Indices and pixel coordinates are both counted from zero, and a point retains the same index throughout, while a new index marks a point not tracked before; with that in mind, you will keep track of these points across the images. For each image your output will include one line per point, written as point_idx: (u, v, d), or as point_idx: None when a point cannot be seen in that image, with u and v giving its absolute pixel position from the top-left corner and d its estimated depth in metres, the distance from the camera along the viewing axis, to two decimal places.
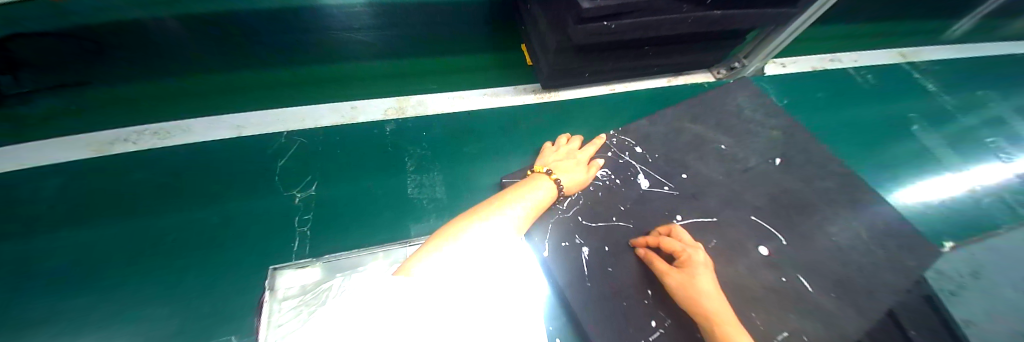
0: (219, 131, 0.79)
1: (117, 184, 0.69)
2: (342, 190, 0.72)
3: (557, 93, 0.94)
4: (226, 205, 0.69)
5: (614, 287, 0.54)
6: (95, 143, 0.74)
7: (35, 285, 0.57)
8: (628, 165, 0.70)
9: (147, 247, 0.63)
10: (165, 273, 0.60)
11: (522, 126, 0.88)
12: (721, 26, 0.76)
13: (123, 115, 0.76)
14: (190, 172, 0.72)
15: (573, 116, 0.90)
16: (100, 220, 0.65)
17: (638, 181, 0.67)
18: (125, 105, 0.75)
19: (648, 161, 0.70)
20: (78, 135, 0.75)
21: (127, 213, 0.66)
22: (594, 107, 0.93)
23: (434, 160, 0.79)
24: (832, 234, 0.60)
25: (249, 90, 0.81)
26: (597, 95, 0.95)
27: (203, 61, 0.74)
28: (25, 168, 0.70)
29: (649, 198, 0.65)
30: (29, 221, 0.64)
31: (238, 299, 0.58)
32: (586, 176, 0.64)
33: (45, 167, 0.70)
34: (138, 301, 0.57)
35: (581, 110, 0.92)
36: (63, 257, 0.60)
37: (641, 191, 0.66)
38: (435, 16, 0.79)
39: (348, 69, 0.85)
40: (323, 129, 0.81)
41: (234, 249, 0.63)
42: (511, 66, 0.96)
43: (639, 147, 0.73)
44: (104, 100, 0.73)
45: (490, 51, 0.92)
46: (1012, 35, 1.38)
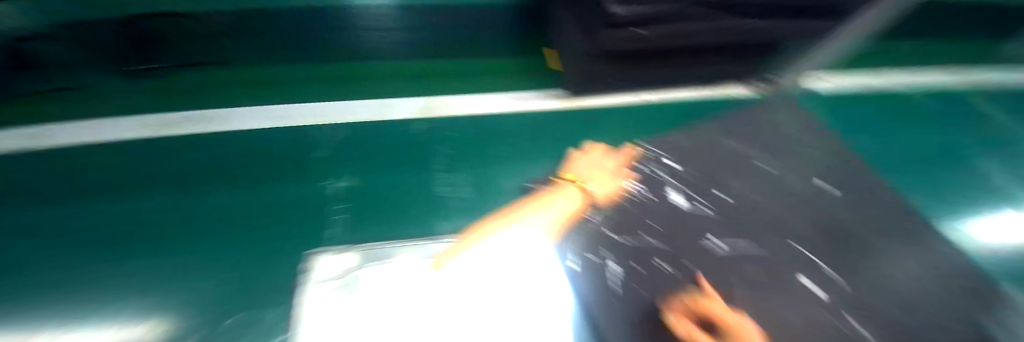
0: (258, 121, 0.80)
1: (162, 166, 0.71)
2: (373, 182, 0.73)
3: (585, 100, 0.91)
4: (264, 190, 0.70)
5: (633, 304, 0.47)
6: (142, 125, 0.76)
7: (79, 256, 0.58)
8: (660, 179, 0.67)
9: (189, 224, 0.63)
10: (202, 251, 0.60)
11: (549, 134, 0.85)
12: (756, 36, 0.75)
13: (174, 99, 0.80)
14: (232, 159, 0.73)
15: (601, 124, 0.88)
16: (145, 197, 0.67)
17: (672, 198, 0.63)
18: (179, 93, 0.81)
19: (681, 176, 0.67)
20: (129, 116, 0.78)
21: (173, 191, 0.68)
22: (622, 116, 0.91)
23: (464, 160, 0.78)
24: (911, 272, 0.51)
25: (292, 84, 0.85)
26: (623, 103, 0.93)
27: (265, 53, 0.84)
28: (75, 146, 0.72)
29: (681, 214, 0.60)
30: (80, 195, 0.66)
31: (275, 278, 0.57)
32: (616, 185, 0.67)
33: (84, 148, 0.72)
34: (173, 279, 0.56)
35: (609, 118, 0.90)
36: (107, 231, 0.62)
37: (674, 208, 0.61)
38: (456, 18, 0.85)
39: (380, 67, 0.90)
40: (357, 124, 0.82)
41: (270, 232, 0.63)
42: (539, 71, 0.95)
43: (669, 159, 0.71)
44: (170, 88, 0.81)
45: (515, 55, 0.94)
46: None
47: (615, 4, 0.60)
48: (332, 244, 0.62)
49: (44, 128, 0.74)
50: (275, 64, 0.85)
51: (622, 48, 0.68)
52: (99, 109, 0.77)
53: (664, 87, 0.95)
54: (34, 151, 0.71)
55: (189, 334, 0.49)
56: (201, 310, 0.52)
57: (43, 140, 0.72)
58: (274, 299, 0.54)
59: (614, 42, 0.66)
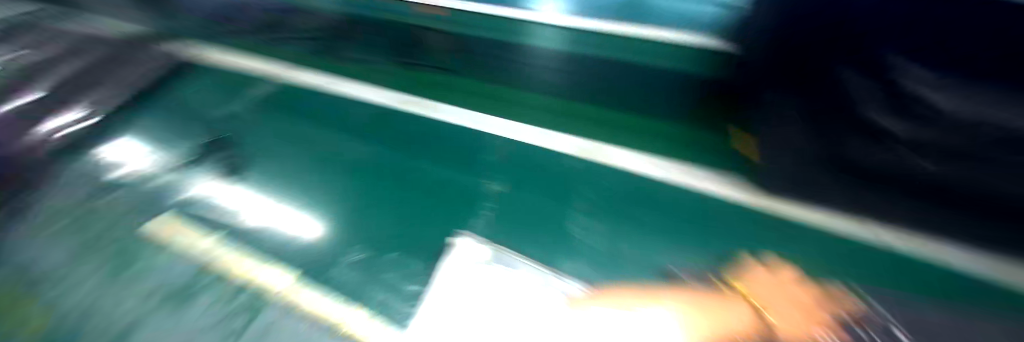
0: (453, 118, 0.98)
1: (388, 128, 0.98)
2: (521, 197, 0.80)
3: (774, 204, 0.74)
4: (444, 170, 0.87)
5: None
6: (387, 97, 1.07)
7: (338, 171, 0.89)
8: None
9: (393, 175, 0.87)
10: (395, 199, 0.82)
11: (710, 219, 0.74)
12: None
13: (414, 85, 1.10)
14: (430, 139, 0.94)
15: (782, 231, 0.70)
16: (377, 146, 0.94)
17: None
18: (419, 81, 1.10)
19: None
20: (383, 89, 1.10)
21: (392, 148, 0.93)
22: (821, 236, 0.69)
23: (606, 209, 0.77)
24: None
25: (490, 94, 1.03)
26: (832, 227, 0.69)
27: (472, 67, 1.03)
28: (349, 98, 1.07)
29: None
30: (346, 130, 0.98)
31: (428, 240, 0.73)
32: (808, 324, 0.54)
33: (356, 102, 1.06)
34: (375, 214, 0.79)
35: (799, 232, 0.70)
36: (355, 159, 0.91)
37: None
38: (630, 74, 0.87)
39: (560, 102, 0.99)
40: (524, 143, 0.90)
41: (436, 204, 0.80)
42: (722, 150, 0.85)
43: (903, 328, 0.54)
44: (415, 77, 1.10)
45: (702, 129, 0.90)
46: None
47: (888, 115, 0.48)
48: (476, 233, 0.73)
49: (343, 82, 1.13)
50: (480, 79, 1.05)
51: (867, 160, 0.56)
52: (378, 77, 1.13)
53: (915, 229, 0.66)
54: (336, 94, 1.09)
55: (358, 254, 0.72)
56: (379, 243, 0.74)
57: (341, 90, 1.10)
58: (421, 254, 0.71)
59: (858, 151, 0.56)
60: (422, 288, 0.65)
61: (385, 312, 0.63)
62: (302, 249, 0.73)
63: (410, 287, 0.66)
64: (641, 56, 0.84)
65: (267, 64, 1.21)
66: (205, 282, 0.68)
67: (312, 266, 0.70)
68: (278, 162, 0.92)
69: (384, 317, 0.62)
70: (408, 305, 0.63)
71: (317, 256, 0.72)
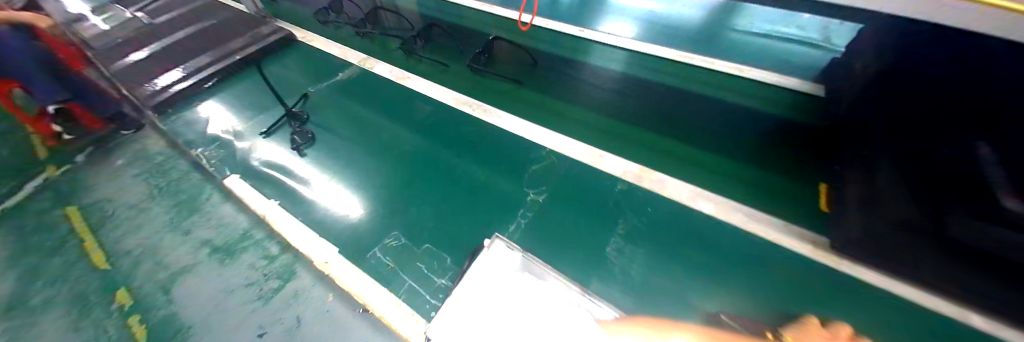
0: (509, 126, 1.03)
1: (443, 126, 1.05)
2: (559, 212, 0.81)
3: (839, 261, 0.68)
4: (488, 173, 0.91)
5: None
6: (453, 96, 1.14)
7: (392, 157, 0.97)
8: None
9: (438, 170, 0.92)
10: (438, 192, 0.87)
11: (763, 267, 0.69)
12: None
13: (477, 90, 1.16)
14: (479, 143, 0.99)
15: (844, 294, 0.64)
16: (428, 140, 1.01)
17: None
18: (483, 87, 1.17)
19: None
20: (445, 89, 1.18)
21: (442, 145, 0.99)
22: (894, 309, 0.61)
23: (645, 237, 0.75)
24: None
25: (548, 109, 1.07)
26: (910, 299, 0.62)
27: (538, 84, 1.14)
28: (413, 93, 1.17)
29: None
30: (404, 122, 1.07)
31: (465, 237, 0.77)
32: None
33: (418, 98, 1.15)
34: (419, 204, 0.84)
35: (866, 297, 0.63)
36: (409, 149, 0.99)
37: None
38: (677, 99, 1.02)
39: (616, 124, 1.00)
40: (573, 161, 0.92)
41: (476, 204, 0.84)
42: (788, 194, 0.79)
43: None
44: (482, 84, 1.18)
45: (771, 172, 0.83)
46: None
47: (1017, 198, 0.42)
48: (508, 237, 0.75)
49: (412, 78, 1.23)
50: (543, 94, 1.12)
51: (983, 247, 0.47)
52: (445, 78, 1.22)
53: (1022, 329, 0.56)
54: (404, 89, 1.19)
55: (394, 239, 0.78)
56: (416, 232, 0.79)
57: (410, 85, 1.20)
58: (455, 245, 0.76)
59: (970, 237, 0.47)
60: (449, 283, 0.70)
61: (409, 298, 0.69)
62: (343, 226, 0.82)
63: (438, 279, 0.72)
64: (710, 88, 1.04)
65: (351, 53, 1.36)
66: (256, 239, 0.80)
67: (353, 245, 0.78)
68: (341, 142, 1.02)
69: (408, 304, 0.68)
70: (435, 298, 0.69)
71: (357, 235, 0.79)
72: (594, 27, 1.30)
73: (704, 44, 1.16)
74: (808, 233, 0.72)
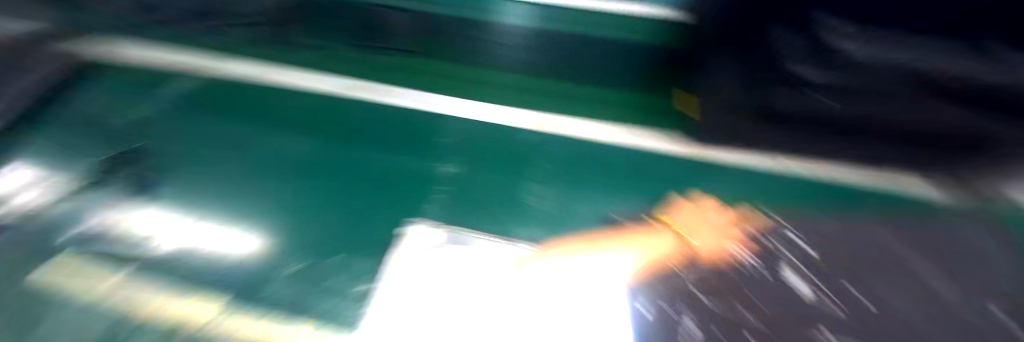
0: (391, 99, 0.89)
1: (318, 120, 0.89)
2: (474, 174, 0.80)
3: (710, 150, 0.80)
4: (393, 158, 0.84)
5: None
6: (310, 81, 0.93)
7: (267, 174, 0.81)
8: (777, 253, 0.63)
9: (340, 170, 0.83)
10: (340, 195, 0.78)
11: (655, 174, 0.81)
12: (975, 132, 0.55)
13: (347, 68, 0.98)
14: (366, 129, 0.87)
15: (713, 178, 0.78)
16: (309, 142, 0.87)
17: (788, 276, 0.59)
18: (356, 63, 0.98)
19: (808, 262, 0.61)
20: (298, 72, 0.96)
21: (327, 143, 0.87)
22: (749, 178, 0.77)
23: (558, 177, 0.80)
24: None
25: (436, 74, 0.97)
26: (757, 167, 0.77)
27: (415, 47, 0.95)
28: (258, 86, 0.92)
29: (795, 301, 0.55)
30: (270, 130, 0.89)
31: (380, 231, 0.71)
32: (726, 244, 0.64)
33: (278, 90, 0.92)
34: (322, 213, 0.74)
35: (730, 176, 0.78)
36: (286, 161, 0.84)
37: (791, 289, 0.57)
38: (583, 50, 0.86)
39: (503, 77, 0.97)
40: (473, 122, 0.87)
41: (388, 193, 0.78)
42: (658, 108, 0.92)
43: (796, 232, 0.66)
44: (350, 58, 0.99)
45: (642, 91, 0.94)
46: None
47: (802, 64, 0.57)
48: (429, 218, 0.72)
49: (256, 68, 0.96)
50: (425, 57, 0.97)
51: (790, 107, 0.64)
52: (305, 59, 1.00)
53: (822, 156, 0.74)
54: (250, 86, 0.92)
55: (297, 263, 0.66)
56: (323, 246, 0.69)
57: (255, 75, 0.94)
58: (367, 251, 0.67)
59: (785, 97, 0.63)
60: (370, 285, 0.62)
61: (330, 318, 0.59)
62: (234, 270, 0.65)
63: (357, 286, 0.63)
64: (596, 26, 0.80)
65: (156, 54, 1.00)
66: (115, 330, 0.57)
67: (243, 287, 0.63)
68: (201, 170, 0.81)
69: (331, 325, 0.58)
70: (355, 306, 0.60)
71: (251, 278, 0.64)
72: None
73: None
74: (684, 136, 0.83)
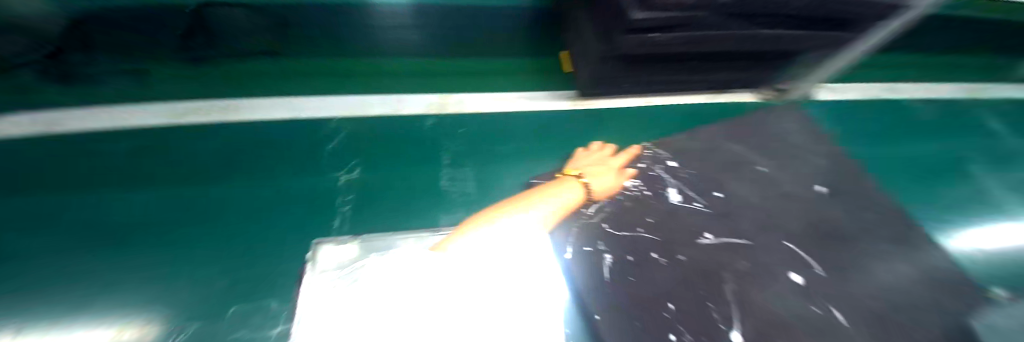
0: (280, 111, 0.83)
1: (176, 156, 0.75)
2: (380, 175, 0.74)
3: (594, 101, 0.88)
4: (279, 180, 0.73)
5: (637, 297, 0.47)
6: (173, 112, 0.81)
7: (101, 238, 0.62)
8: (658, 177, 0.68)
9: (212, 209, 0.68)
10: (215, 236, 0.64)
11: (558, 131, 0.84)
12: (754, 39, 0.71)
13: (208, 86, 0.85)
14: (244, 154, 0.77)
15: (608, 125, 0.85)
16: (163, 186, 0.71)
17: (668, 193, 0.64)
18: (217, 80, 0.86)
19: (683, 176, 0.67)
20: (150, 105, 0.82)
21: (189, 182, 0.72)
22: (634, 119, 0.86)
23: (469, 156, 0.78)
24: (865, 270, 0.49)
25: (317, 76, 0.90)
26: (633, 107, 0.88)
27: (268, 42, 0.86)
28: (100, 131, 0.77)
29: (679, 213, 0.60)
30: (106, 184, 0.70)
31: (283, 262, 0.61)
32: (620, 179, 0.68)
33: (121, 134, 0.78)
34: (195, 262, 0.60)
35: (620, 120, 0.85)
36: (131, 217, 0.66)
37: (672, 205, 0.62)
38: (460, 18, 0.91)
39: (390, 64, 0.93)
40: (370, 119, 0.83)
41: (282, 218, 0.67)
42: (550, 72, 0.96)
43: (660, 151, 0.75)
44: (207, 74, 0.86)
45: (530, 59, 0.98)
46: None
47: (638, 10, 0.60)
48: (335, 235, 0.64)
49: (83, 110, 0.80)
50: (298, 57, 0.90)
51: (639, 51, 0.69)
52: (145, 87, 0.84)
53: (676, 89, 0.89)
54: (83, 133, 0.77)
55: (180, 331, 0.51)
56: (212, 299, 0.55)
57: (89, 122, 0.78)
58: (278, 287, 0.57)
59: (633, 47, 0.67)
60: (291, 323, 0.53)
61: None
62: None
63: (274, 329, 0.53)
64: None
65: None
66: None
67: None
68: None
69: None
70: None
71: None
72: None
73: None
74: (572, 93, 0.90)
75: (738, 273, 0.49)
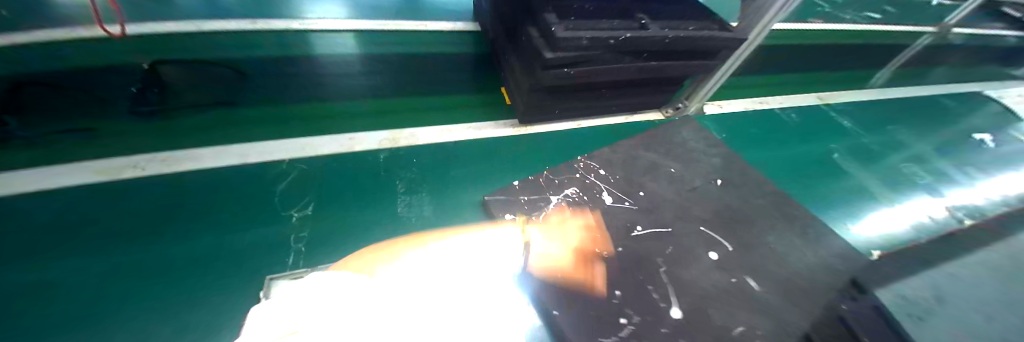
0: (228, 159, 0.83)
1: (106, 214, 0.72)
2: (335, 209, 0.77)
3: (531, 127, 1.00)
4: (224, 228, 0.72)
5: (593, 290, 0.51)
6: (107, 169, 0.78)
7: (17, 313, 0.58)
8: (595, 186, 0.70)
9: (147, 267, 0.65)
10: (156, 295, 0.62)
11: (501, 154, 0.93)
12: (647, 70, 0.87)
13: (150, 139, 0.84)
14: (185, 203, 0.75)
15: (546, 147, 0.96)
16: (88, 250, 0.66)
17: (604, 197, 0.67)
18: (158, 133, 0.85)
19: (612, 180, 0.71)
20: (74, 162, 0.78)
21: (120, 240, 0.68)
22: (567, 140, 0.99)
23: (424, 183, 0.85)
24: (777, 250, 0.58)
25: (267, 121, 0.92)
26: (565, 129, 1.01)
27: (224, 96, 0.96)
28: (13, 194, 0.72)
29: (613, 212, 0.63)
30: (17, 253, 0.65)
31: (231, 307, 0.62)
32: (571, 265, 0.54)
33: (38, 195, 0.72)
34: (135, 327, 0.58)
35: (556, 142, 0.98)
36: (51, 287, 0.61)
37: (606, 206, 0.65)
38: (401, 68, 1.12)
39: (342, 105, 1.00)
40: (323, 158, 0.86)
41: (230, 266, 0.67)
42: (492, 104, 1.07)
43: (591, 162, 0.75)
44: (153, 128, 0.86)
45: (473, 94, 1.09)
46: (927, 82, 1.58)
47: (546, 50, 0.74)
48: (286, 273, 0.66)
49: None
50: (254, 107, 0.95)
51: (556, 83, 0.82)
52: (74, 146, 0.80)
53: (596, 114, 1.04)
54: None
55: None
56: None
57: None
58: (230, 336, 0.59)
59: (550, 80, 0.80)
60: None
61: None
62: None
63: None
64: (412, 48, 1.19)
65: None
66: None
67: None
68: None
69: None
70: None
71: None
72: (303, 15, 1.24)
73: (404, 16, 1.32)
74: (512, 122, 1.01)
75: (669, 259, 0.56)
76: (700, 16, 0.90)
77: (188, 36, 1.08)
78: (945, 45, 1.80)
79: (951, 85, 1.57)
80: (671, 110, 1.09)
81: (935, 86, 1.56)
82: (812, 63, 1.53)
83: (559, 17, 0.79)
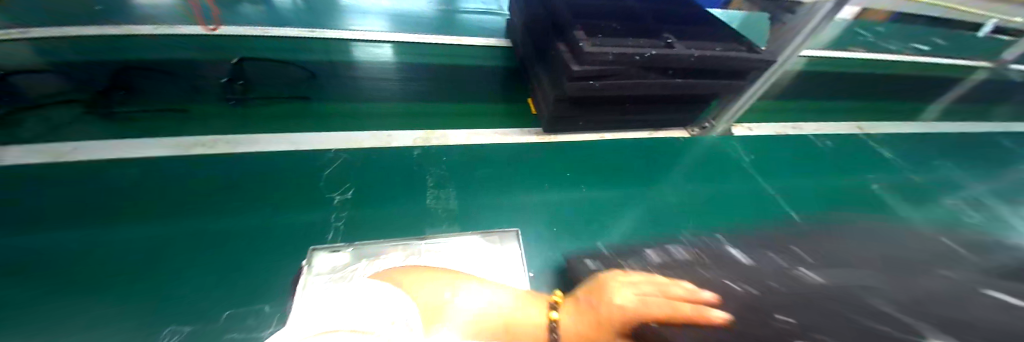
0: (282, 146, 0.93)
1: (178, 184, 0.82)
2: (370, 196, 0.84)
3: (556, 136, 1.04)
4: (275, 206, 0.80)
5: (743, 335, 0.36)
6: (183, 144, 0.89)
7: (103, 263, 0.68)
8: (694, 265, 0.62)
9: (209, 235, 0.74)
10: (214, 260, 0.70)
11: (527, 159, 0.98)
12: (671, 87, 0.90)
13: (221, 122, 0.96)
14: (244, 181, 0.84)
15: (570, 155, 1.00)
16: (163, 215, 0.76)
17: (705, 274, 0.57)
18: (226, 118, 0.97)
19: (710, 263, 0.63)
20: (156, 137, 0.90)
21: (189, 209, 0.78)
22: (591, 149, 1.02)
23: (451, 179, 0.90)
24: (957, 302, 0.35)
25: (317, 115, 1.03)
26: (589, 140, 1.04)
27: (283, 91, 1.08)
28: (104, 160, 0.84)
29: (726, 285, 0.51)
30: (105, 211, 0.75)
31: (274, 279, 0.68)
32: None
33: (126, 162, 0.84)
34: (195, 286, 0.66)
35: (580, 150, 1.01)
36: (131, 243, 0.71)
37: (712, 279, 0.54)
38: (436, 75, 1.21)
39: (382, 105, 1.09)
40: (362, 150, 0.94)
41: (277, 241, 0.74)
42: (519, 113, 1.13)
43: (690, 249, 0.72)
44: (224, 113, 0.98)
45: (501, 103, 1.15)
46: (986, 119, 1.47)
47: (573, 63, 0.79)
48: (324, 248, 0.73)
49: (91, 144, 0.86)
50: (308, 102, 1.06)
51: (582, 95, 0.87)
52: (158, 125, 0.93)
53: (620, 127, 1.07)
54: (90, 163, 0.83)
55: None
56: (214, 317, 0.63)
57: (95, 151, 0.85)
58: (274, 301, 0.66)
59: (576, 91, 0.84)
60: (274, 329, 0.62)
61: None
62: None
63: (263, 332, 0.61)
64: (448, 59, 1.28)
65: None
66: None
67: None
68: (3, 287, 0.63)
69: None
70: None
71: None
72: (354, 26, 1.38)
73: (442, 31, 1.43)
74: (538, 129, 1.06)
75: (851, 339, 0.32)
76: (727, 38, 0.92)
77: (261, 39, 1.24)
78: (1004, 80, 1.68)
79: (1011, 123, 1.45)
80: (696, 129, 1.12)
81: (994, 124, 1.45)
82: (849, 92, 1.49)
83: (587, 35, 0.84)
